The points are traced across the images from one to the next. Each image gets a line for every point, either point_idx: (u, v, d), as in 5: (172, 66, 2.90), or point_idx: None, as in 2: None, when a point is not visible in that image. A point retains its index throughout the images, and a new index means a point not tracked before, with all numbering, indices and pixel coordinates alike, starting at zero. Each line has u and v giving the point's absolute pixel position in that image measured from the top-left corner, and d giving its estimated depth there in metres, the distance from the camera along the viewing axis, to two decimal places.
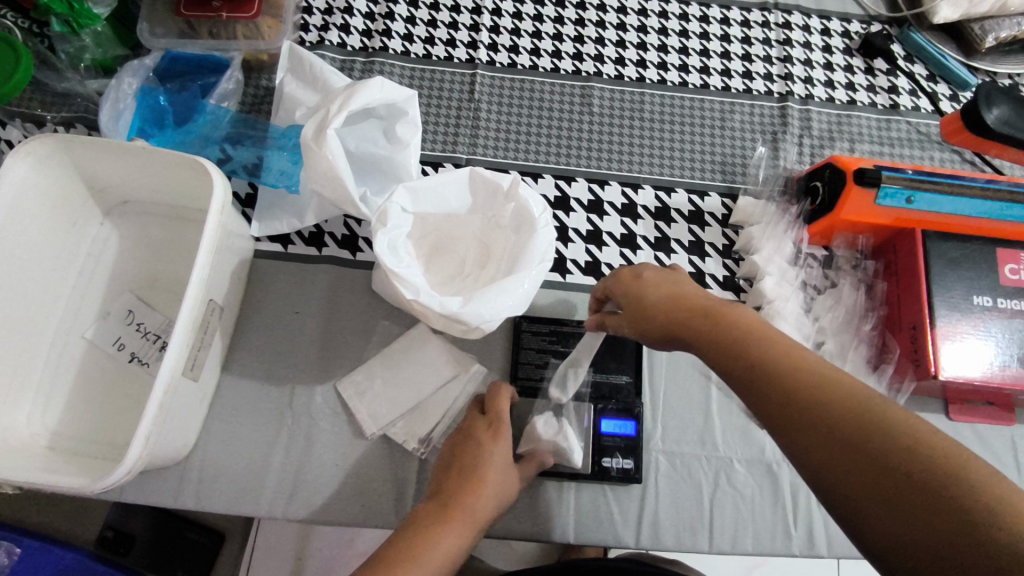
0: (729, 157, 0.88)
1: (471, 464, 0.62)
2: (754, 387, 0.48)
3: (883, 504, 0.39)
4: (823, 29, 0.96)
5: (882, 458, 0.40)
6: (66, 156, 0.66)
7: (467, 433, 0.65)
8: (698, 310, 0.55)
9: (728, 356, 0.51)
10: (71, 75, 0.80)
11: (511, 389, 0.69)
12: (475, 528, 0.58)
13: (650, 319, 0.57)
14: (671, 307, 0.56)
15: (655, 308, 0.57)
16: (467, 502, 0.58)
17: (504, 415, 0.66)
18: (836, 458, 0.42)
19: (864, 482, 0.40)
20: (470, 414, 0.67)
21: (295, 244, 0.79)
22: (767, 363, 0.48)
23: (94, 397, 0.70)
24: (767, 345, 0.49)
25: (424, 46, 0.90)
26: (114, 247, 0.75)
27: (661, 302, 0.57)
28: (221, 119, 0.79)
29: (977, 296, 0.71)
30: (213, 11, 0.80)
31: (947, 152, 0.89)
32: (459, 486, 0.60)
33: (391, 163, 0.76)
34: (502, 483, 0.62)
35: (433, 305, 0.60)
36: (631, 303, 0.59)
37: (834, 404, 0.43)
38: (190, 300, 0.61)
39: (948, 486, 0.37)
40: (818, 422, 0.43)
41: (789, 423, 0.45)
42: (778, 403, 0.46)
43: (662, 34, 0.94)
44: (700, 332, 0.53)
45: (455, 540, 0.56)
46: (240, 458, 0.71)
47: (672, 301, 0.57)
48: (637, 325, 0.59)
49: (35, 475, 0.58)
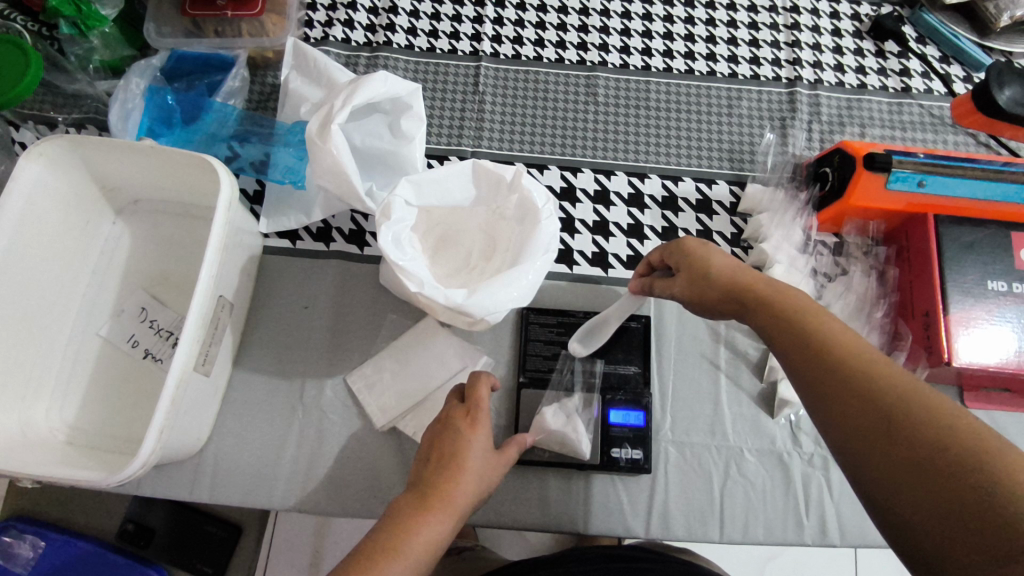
0: (737, 145, 0.87)
1: (450, 452, 0.57)
2: (801, 360, 0.48)
3: (909, 490, 0.39)
4: (833, 12, 0.95)
5: (918, 444, 0.40)
6: (77, 157, 0.67)
7: (445, 422, 0.60)
8: (757, 282, 0.55)
9: (782, 327, 0.51)
10: (81, 76, 0.80)
11: (492, 375, 0.64)
12: (458, 516, 0.54)
13: (709, 283, 0.57)
14: (735, 275, 0.56)
15: (716, 273, 0.57)
16: (448, 491, 0.54)
17: (483, 402, 0.60)
18: (873, 439, 0.42)
19: (896, 464, 0.40)
20: (449, 403, 0.62)
21: (303, 240, 0.80)
22: (820, 339, 0.48)
23: (110, 393, 0.72)
24: (822, 322, 0.49)
25: (428, 39, 0.90)
26: (126, 246, 0.77)
27: (725, 266, 0.57)
28: (228, 116, 0.80)
29: (991, 281, 0.70)
30: (218, 10, 0.80)
31: (961, 134, 0.88)
32: (438, 475, 0.55)
33: (396, 157, 0.76)
34: (487, 469, 0.58)
35: (437, 297, 0.60)
36: (690, 264, 0.59)
37: (882, 385, 0.43)
38: (200, 296, 0.62)
39: (982, 481, 0.36)
40: (859, 401, 0.43)
41: (833, 398, 0.45)
42: (824, 378, 0.46)
43: (668, 21, 0.93)
44: (755, 303, 0.54)
45: (437, 529, 0.52)
46: (253, 452, 0.72)
47: (737, 268, 0.56)
48: (694, 288, 0.58)
49: (53, 470, 0.59)
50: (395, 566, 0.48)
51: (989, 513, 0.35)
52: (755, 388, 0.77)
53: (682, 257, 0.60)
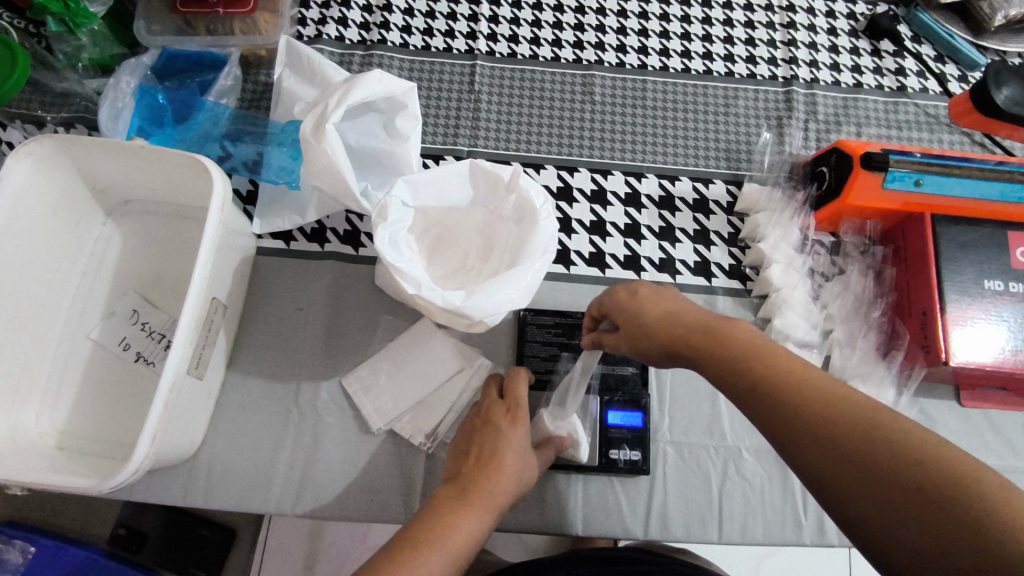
0: (733, 144, 0.87)
1: (489, 447, 0.57)
2: (763, 410, 0.46)
3: (889, 512, 0.38)
4: (829, 11, 0.94)
5: (889, 469, 0.39)
6: (67, 157, 0.66)
7: (485, 419, 0.61)
8: (698, 330, 0.52)
9: (730, 374, 0.49)
10: (69, 74, 0.79)
11: (529, 372, 0.65)
12: (494, 513, 0.53)
13: (646, 338, 0.54)
14: (673, 325, 0.53)
15: (649, 325, 0.54)
16: (484, 486, 0.54)
17: (522, 400, 0.61)
18: (843, 473, 0.41)
19: (870, 491, 0.39)
20: (489, 399, 0.63)
21: (298, 240, 0.79)
22: (767, 377, 0.47)
23: (101, 396, 0.71)
24: (768, 359, 0.48)
25: (422, 37, 0.89)
26: (117, 247, 0.75)
27: (660, 317, 0.54)
28: (220, 115, 0.79)
29: (988, 280, 0.70)
30: (209, 7, 0.79)
31: (956, 134, 0.88)
32: (477, 469, 0.55)
33: (392, 157, 0.76)
34: (524, 466, 0.58)
35: (435, 299, 0.60)
36: (626, 321, 0.56)
37: (840, 416, 0.42)
38: (193, 297, 0.61)
39: (959, 497, 0.36)
40: (822, 437, 0.42)
41: (795, 437, 0.44)
42: (784, 419, 0.45)
43: (664, 20, 0.93)
44: (698, 350, 0.51)
45: (474, 524, 0.51)
46: (248, 455, 0.71)
47: (672, 317, 0.53)
48: (636, 345, 0.55)
49: (44, 476, 0.58)
50: (433, 557, 0.48)
51: (978, 533, 0.35)
52: None
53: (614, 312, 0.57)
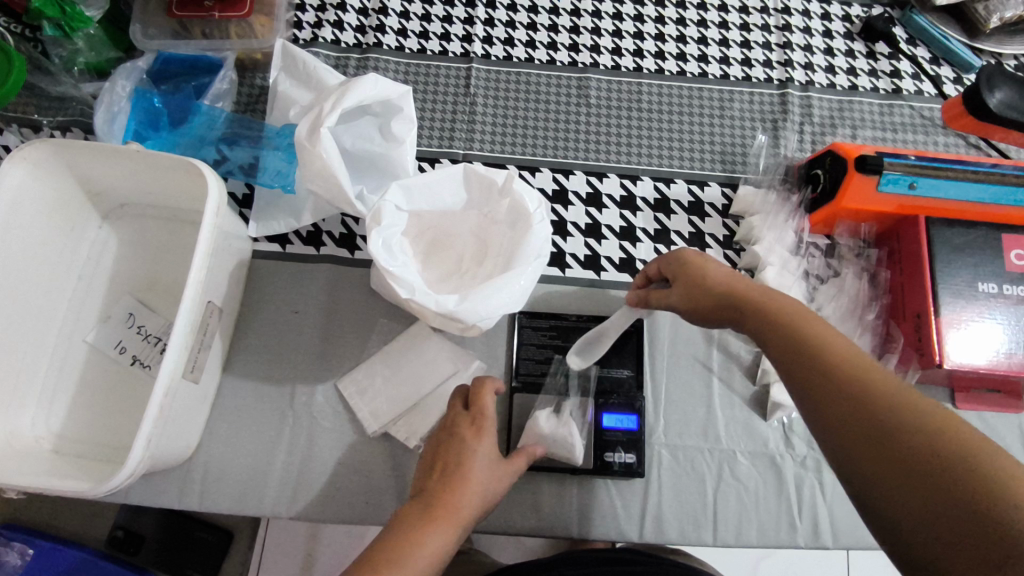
0: (729, 147, 0.87)
1: (454, 460, 0.58)
2: (797, 372, 0.48)
3: (898, 488, 0.39)
4: (824, 14, 0.95)
5: (909, 446, 0.40)
6: (63, 160, 0.66)
7: (450, 430, 0.61)
8: (751, 291, 0.55)
9: (772, 333, 0.51)
10: (66, 78, 0.79)
11: (495, 380, 0.65)
12: (462, 526, 0.54)
13: (704, 292, 0.57)
14: (728, 285, 0.57)
15: (713, 280, 0.57)
16: (450, 500, 0.55)
17: (487, 410, 0.62)
18: (863, 440, 0.42)
19: (886, 461, 0.40)
20: (453, 409, 0.63)
21: (293, 244, 0.79)
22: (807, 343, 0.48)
23: (98, 400, 0.71)
24: (813, 328, 0.49)
25: (418, 40, 0.89)
26: (113, 250, 0.76)
27: (719, 277, 0.57)
28: (216, 119, 0.79)
29: (982, 283, 0.70)
30: (205, 11, 0.80)
31: (951, 136, 0.88)
32: (442, 483, 0.56)
33: (387, 160, 0.76)
34: (490, 477, 0.58)
35: (428, 303, 0.60)
36: (684, 276, 0.59)
37: (871, 388, 0.43)
38: (188, 302, 0.61)
39: (973, 482, 0.36)
40: (848, 402, 0.44)
41: (822, 399, 0.45)
42: (814, 380, 0.46)
43: (659, 23, 0.93)
44: (747, 311, 0.54)
45: (442, 539, 0.52)
46: (243, 458, 0.71)
47: (730, 279, 0.57)
48: (689, 299, 0.58)
49: (38, 480, 0.58)
50: None
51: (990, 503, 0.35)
52: (747, 391, 0.77)
53: (677, 266, 0.61)
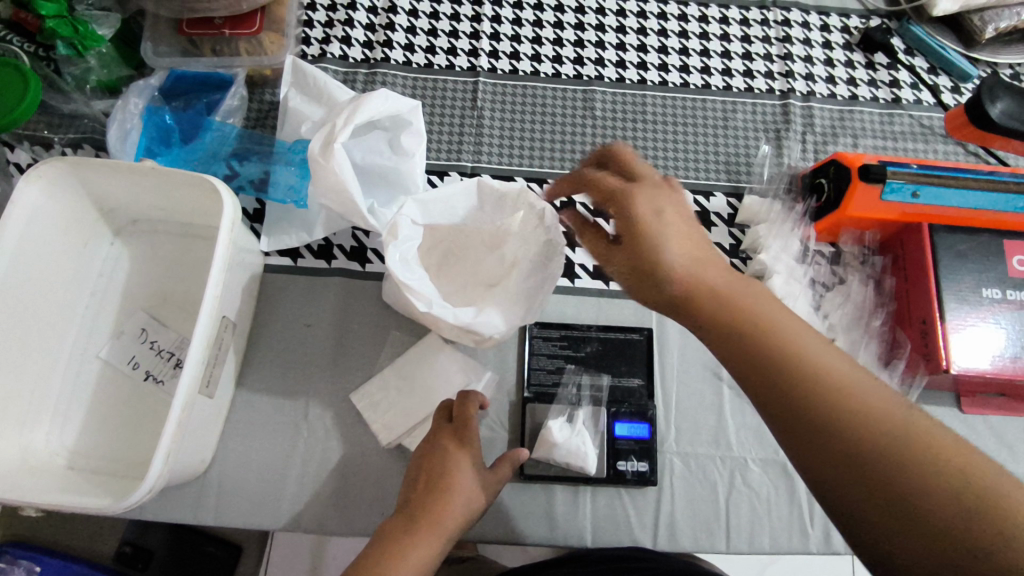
0: (733, 157, 0.88)
1: (439, 472, 0.61)
2: (756, 372, 0.44)
3: (884, 522, 0.38)
4: (823, 25, 0.96)
5: (874, 468, 0.39)
6: (77, 178, 0.67)
7: (433, 441, 0.64)
8: (706, 280, 0.49)
9: (720, 326, 0.47)
10: (77, 96, 0.80)
11: (480, 396, 0.68)
12: (447, 534, 0.57)
13: (649, 276, 0.50)
14: (679, 270, 0.49)
15: (661, 258, 0.50)
16: (437, 510, 0.58)
17: (471, 423, 0.65)
18: (830, 451, 0.40)
19: (855, 470, 0.39)
20: (437, 422, 0.66)
21: (304, 257, 0.79)
22: (767, 335, 0.45)
23: (111, 416, 0.71)
24: (769, 325, 0.45)
25: (425, 55, 0.90)
26: (125, 266, 0.76)
27: (671, 256, 0.49)
28: (228, 135, 0.80)
29: (986, 289, 0.71)
30: (214, 28, 0.80)
31: (951, 144, 0.89)
32: (429, 493, 0.59)
33: (398, 174, 0.77)
34: (476, 487, 0.61)
35: (445, 316, 0.61)
36: (631, 254, 0.51)
37: (831, 396, 0.41)
38: (205, 317, 0.62)
39: (943, 503, 0.37)
40: (811, 412, 0.42)
41: (792, 415, 0.42)
42: (763, 375, 0.44)
43: (662, 35, 0.94)
44: (698, 298, 0.48)
45: (425, 548, 0.55)
46: (258, 472, 0.71)
47: (682, 259, 0.50)
48: (633, 276, 0.51)
49: (57, 497, 0.58)
50: None
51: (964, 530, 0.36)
52: None
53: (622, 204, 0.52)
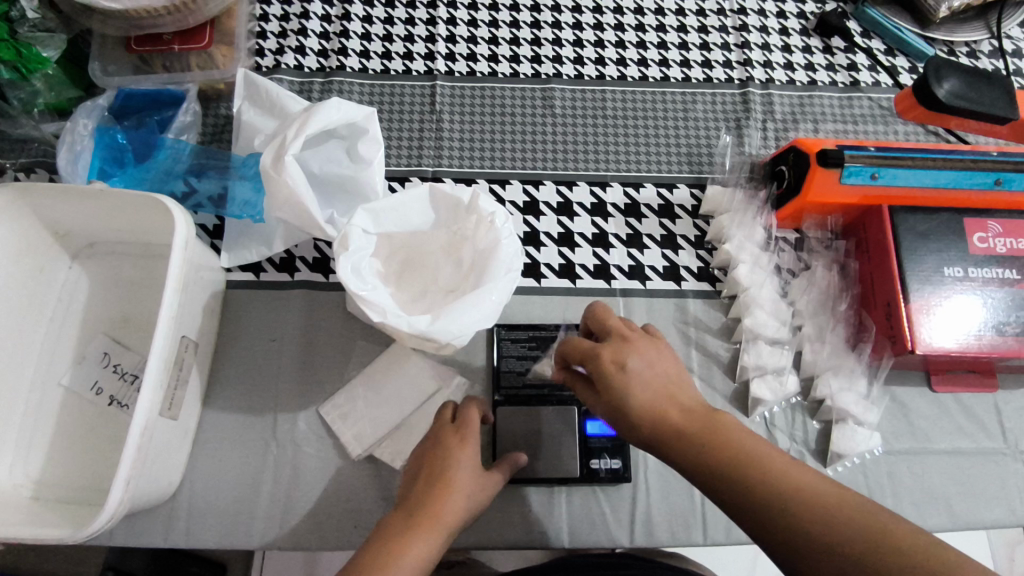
0: (695, 148, 0.88)
1: (439, 468, 0.59)
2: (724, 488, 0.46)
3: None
4: (779, 12, 0.96)
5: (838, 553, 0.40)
6: (26, 205, 0.66)
7: (436, 439, 0.62)
8: (668, 408, 0.51)
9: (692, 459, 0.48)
10: (25, 120, 0.79)
11: (479, 402, 0.67)
12: (447, 532, 0.55)
13: (628, 416, 0.52)
14: (649, 404, 0.51)
15: (629, 389, 0.52)
16: (436, 507, 0.56)
17: (474, 422, 0.63)
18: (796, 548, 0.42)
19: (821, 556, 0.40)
20: (440, 420, 0.64)
21: (267, 271, 0.79)
22: (724, 455, 0.47)
23: (75, 443, 0.70)
24: (724, 441, 0.48)
25: (381, 61, 0.89)
26: (83, 290, 0.75)
27: (643, 396, 0.51)
28: (181, 152, 0.78)
29: (948, 268, 0.72)
30: (163, 44, 0.80)
31: (910, 125, 0.90)
32: (429, 490, 0.57)
33: (355, 182, 0.76)
34: (476, 486, 0.59)
35: (401, 326, 0.60)
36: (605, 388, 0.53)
37: (786, 497, 0.44)
38: (162, 337, 0.61)
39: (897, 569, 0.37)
40: (773, 517, 0.43)
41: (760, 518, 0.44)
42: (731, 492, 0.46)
43: (618, 30, 0.94)
44: (668, 435, 0.50)
45: (424, 546, 0.53)
46: (229, 491, 0.71)
47: (652, 394, 0.52)
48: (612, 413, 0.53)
49: (17, 530, 0.57)
50: None
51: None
52: (728, 388, 0.78)
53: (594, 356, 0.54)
